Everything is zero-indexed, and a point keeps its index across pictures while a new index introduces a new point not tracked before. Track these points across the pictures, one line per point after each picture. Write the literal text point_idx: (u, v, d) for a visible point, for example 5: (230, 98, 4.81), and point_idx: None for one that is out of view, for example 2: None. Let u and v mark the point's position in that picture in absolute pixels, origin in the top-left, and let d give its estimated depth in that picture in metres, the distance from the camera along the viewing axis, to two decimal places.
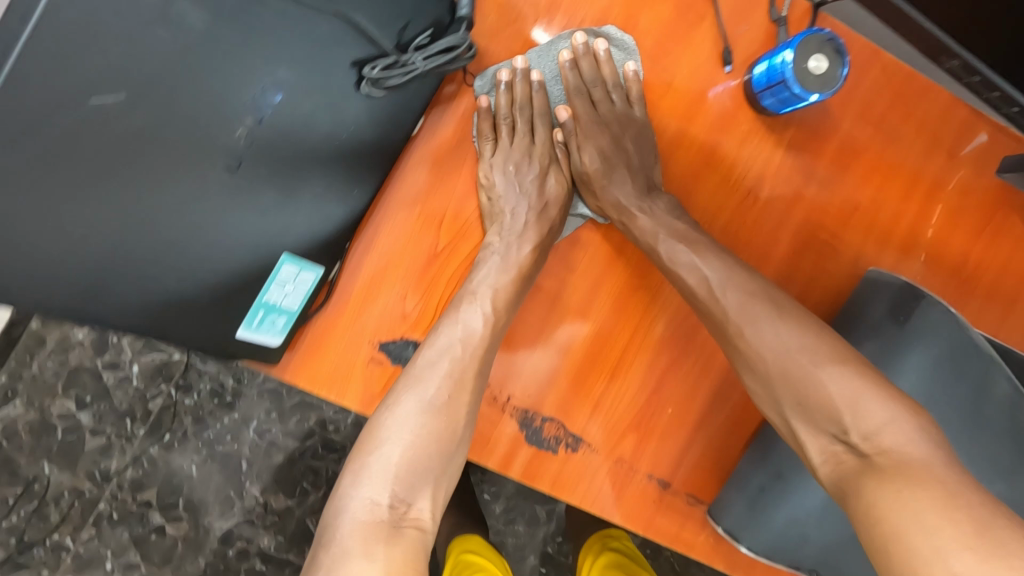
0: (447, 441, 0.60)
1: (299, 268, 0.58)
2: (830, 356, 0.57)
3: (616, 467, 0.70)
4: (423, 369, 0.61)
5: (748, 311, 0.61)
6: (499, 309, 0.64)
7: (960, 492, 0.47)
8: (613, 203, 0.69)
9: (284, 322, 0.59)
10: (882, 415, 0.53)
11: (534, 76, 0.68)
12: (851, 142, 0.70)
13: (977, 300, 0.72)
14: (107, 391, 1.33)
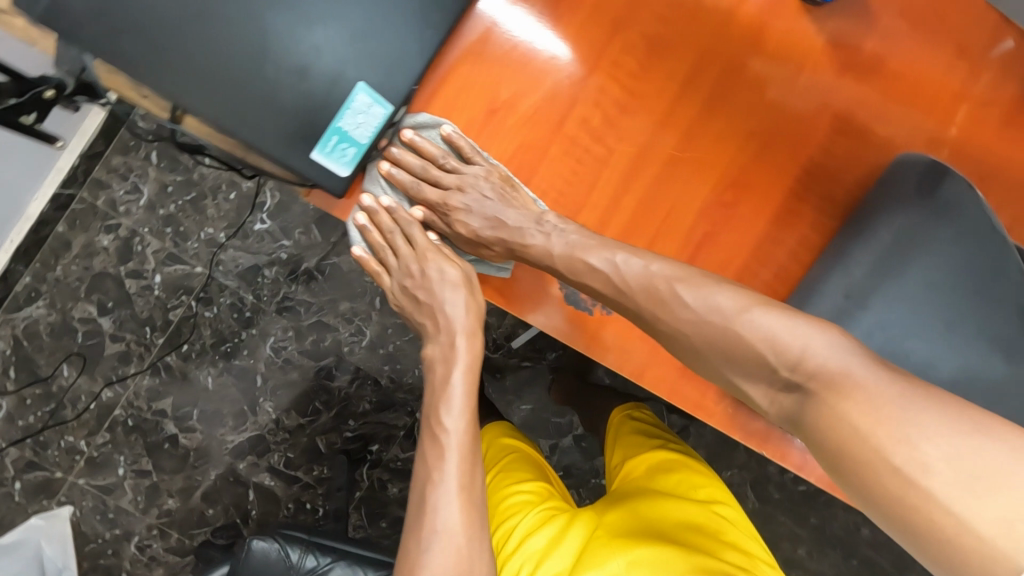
0: (461, 560, 0.64)
1: (372, 101, 0.61)
2: (734, 310, 0.62)
3: (647, 332, 0.75)
4: (416, 515, 0.68)
5: (652, 290, 0.66)
6: (456, 421, 0.71)
7: (878, 386, 0.51)
8: (506, 249, 0.73)
9: (353, 153, 0.63)
10: (796, 345, 0.57)
11: (389, 203, 0.73)
12: (889, 39, 0.74)
13: (994, 197, 0.78)
14: (130, 299, 1.48)
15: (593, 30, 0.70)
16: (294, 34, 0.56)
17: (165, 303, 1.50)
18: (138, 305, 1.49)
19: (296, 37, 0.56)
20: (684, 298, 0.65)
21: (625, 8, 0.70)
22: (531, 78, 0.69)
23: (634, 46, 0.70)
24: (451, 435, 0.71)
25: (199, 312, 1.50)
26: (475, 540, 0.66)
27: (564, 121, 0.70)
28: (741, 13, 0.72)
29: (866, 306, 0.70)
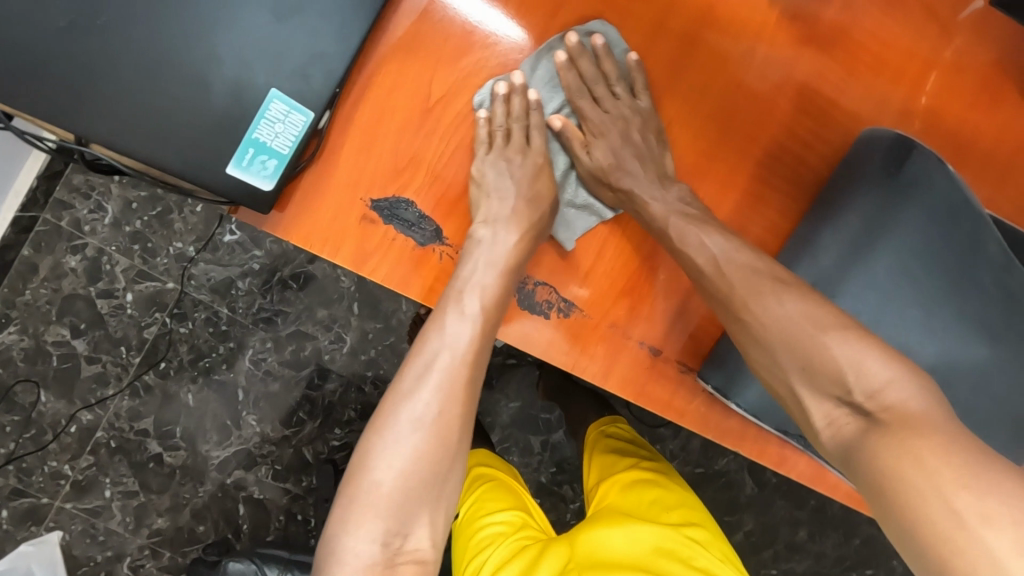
0: (442, 459, 0.65)
1: (290, 108, 0.57)
2: (824, 324, 0.58)
3: (608, 333, 0.70)
4: (414, 385, 0.65)
5: (752, 283, 0.62)
6: (487, 306, 0.65)
7: (957, 438, 0.49)
8: (625, 193, 0.69)
9: (275, 165, 0.58)
10: (883, 374, 0.55)
11: (531, 94, 0.69)
12: (852, 6, 0.70)
13: (972, 167, 0.74)
14: (103, 319, 1.42)
15: (530, 16, 0.65)
16: (194, 45, 0.53)
17: (138, 320, 1.43)
18: (111, 324, 1.42)
19: (201, 51, 0.53)
20: (781, 299, 0.60)
21: None
22: (463, 73, 0.65)
23: None
24: (477, 321, 0.65)
25: (174, 328, 1.44)
26: (460, 445, 0.66)
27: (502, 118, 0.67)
28: None
29: (836, 294, 0.65)
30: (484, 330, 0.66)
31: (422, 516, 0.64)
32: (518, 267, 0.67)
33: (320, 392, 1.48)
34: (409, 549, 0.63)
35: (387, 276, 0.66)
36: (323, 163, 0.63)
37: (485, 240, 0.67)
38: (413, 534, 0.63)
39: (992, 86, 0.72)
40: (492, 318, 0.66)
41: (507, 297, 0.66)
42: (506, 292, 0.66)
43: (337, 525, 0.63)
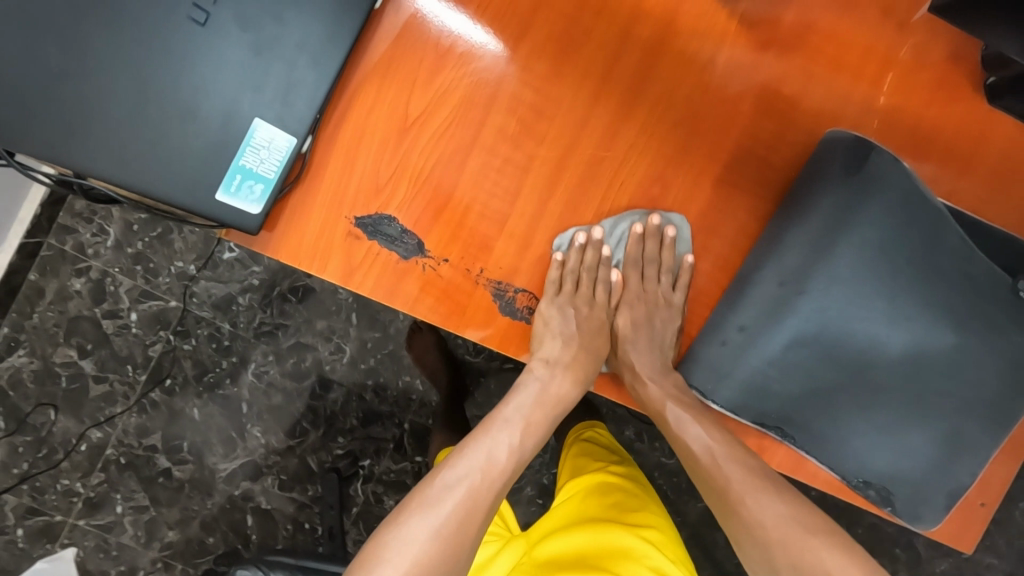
0: (449, 569, 0.65)
1: (273, 135, 0.61)
2: (810, 528, 0.67)
3: None
4: (440, 494, 0.69)
5: (750, 483, 0.70)
6: (521, 440, 0.75)
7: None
8: (631, 367, 0.79)
9: (262, 190, 0.62)
10: (858, 574, 0.63)
11: (603, 248, 0.76)
12: (808, 13, 0.73)
13: (934, 159, 0.76)
14: (109, 338, 1.46)
15: (501, 33, 0.68)
16: (179, 80, 0.57)
17: (143, 339, 1.47)
18: (116, 343, 1.46)
19: (189, 86, 0.58)
20: (766, 504, 0.69)
21: (530, 8, 0.68)
22: (439, 92, 0.67)
23: (543, 47, 0.69)
24: (515, 452, 0.74)
25: (178, 345, 1.48)
26: (471, 554, 0.68)
27: (479, 133, 0.69)
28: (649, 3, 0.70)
29: (805, 290, 0.68)
30: (507, 469, 0.73)
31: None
32: (562, 405, 0.79)
33: (323, 402, 1.51)
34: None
35: (373, 288, 0.69)
36: (309, 183, 0.67)
37: (540, 376, 0.78)
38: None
39: (948, 83, 0.75)
40: (518, 466, 0.75)
41: (539, 431, 0.77)
42: (532, 438, 0.77)
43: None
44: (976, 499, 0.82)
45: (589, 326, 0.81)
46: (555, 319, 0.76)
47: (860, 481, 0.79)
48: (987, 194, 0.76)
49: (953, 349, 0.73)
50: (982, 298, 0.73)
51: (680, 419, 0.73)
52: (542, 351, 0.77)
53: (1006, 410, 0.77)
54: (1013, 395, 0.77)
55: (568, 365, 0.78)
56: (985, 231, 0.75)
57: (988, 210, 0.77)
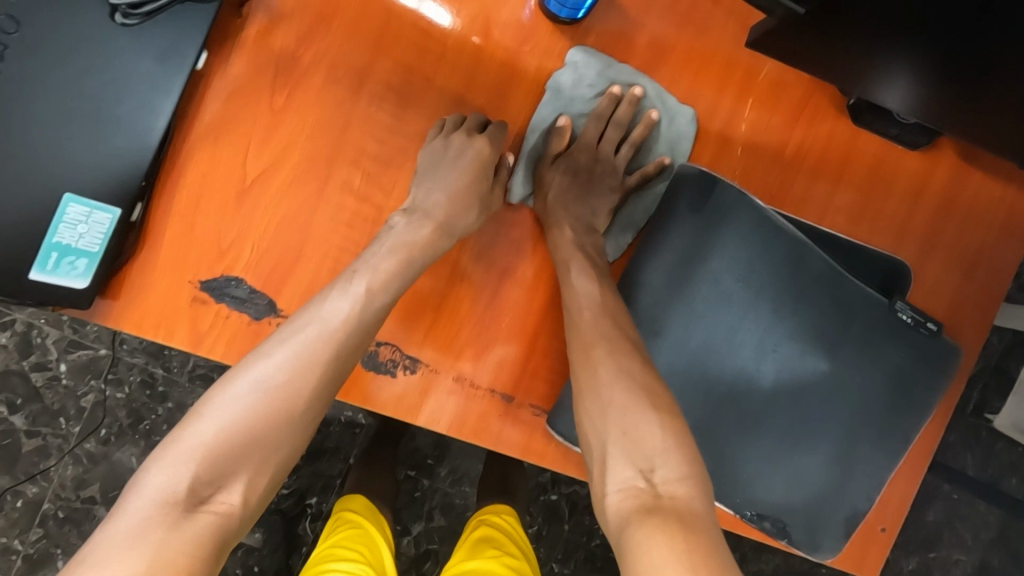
0: (278, 423, 0.55)
1: (90, 208, 0.59)
2: (654, 404, 0.58)
3: (457, 384, 0.72)
4: (274, 347, 0.57)
5: (613, 342, 0.62)
6: (373, 288, 0.61)
7: (717, 552, 0.49)
8: (559, 203, 0.71)
9: (87, 264, 0.60)
10: (678, 472, 0.54)
11: (560, 120, 0.73)
12: (658, 42, 0.72)
13: (803, 178, 0.75)
14: (36, 393, 1.24)
15: (336, 87, 0.67)
16: None
17: (72, 390, 1.24)
18: (45, 397, 1.23)
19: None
20: (613, 367, 0.60)
21: (363, 58, 0.67)
22: (278, 149, 0.66)
23: (383, 96, 0.68)
24: (365, 300, 0.60)
25: (111, 395, 1.25)
26: (309, 412, 0.57)
27: (324, 189, 0.67)
28: (490, 46, 0.69)
29: (658, 331, 0.68)
30: (354, 320, 0.59)
31: (244, 469, 0.53)
32: (418, 264, 0.64)
33: None
34: (216, 501, 0.51)
35: (226, 353, 0.67)
36: (148, 250, 0.65)
37: (399, 227, 0.65)
38: (229, 486, 0.52)
39: (810, 102, 0.74)
40: (369, 312, 0.60)
41: (401, 279, 0.63)
42: (388, 288, 0.62)
43: (146, 461, 0.52)
44: (876, 524, 0.80)
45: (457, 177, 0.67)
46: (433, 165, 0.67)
47: (753, 514, 0.75)
48: (854, 213, 0.75)
49: (828, 375, 0.72)
50: (854, 321, 0.72)
51: (575, 252, 0.68)
52: (410, 200, 0.67)
53: (898, 432, 0.74)
54: (903, 413, 0.74)
55: (438, 228, 0.65)
56: (858, 255, 0.75)
57: (859, 230, 0.76)
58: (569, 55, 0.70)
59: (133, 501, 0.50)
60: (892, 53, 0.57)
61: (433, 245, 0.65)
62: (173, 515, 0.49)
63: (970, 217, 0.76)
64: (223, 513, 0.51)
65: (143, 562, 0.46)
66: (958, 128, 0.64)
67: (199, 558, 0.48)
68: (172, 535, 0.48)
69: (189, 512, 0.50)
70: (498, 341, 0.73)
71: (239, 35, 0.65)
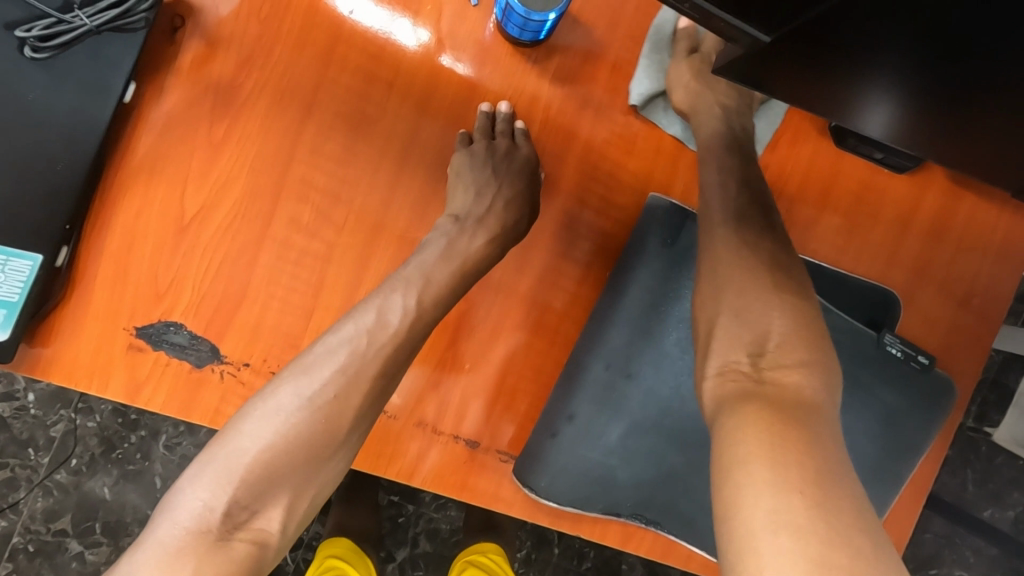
0: (320, 446, 0.51)
1: (7, 256, 0.54)
2: (777, 285, 0.51)
3: (418, 431, 0.67)
4: (318, 361, 0.53)
5: (739, 213, 0.56)
6: (424, 304, 0.57)
7: (825, 447, 0.42)
8: (709, 97, 0.65)
9: (6, 315, 0.55)
10: (798, 358, 0.47)
11: (682, 21, 0.70)
12: (626, 63, 0.67)
13: (785, 204, 0.71)
14: (4, 422, 1.08)
15: (280, 115, 0.62)
16: None
17: (44, 419, 1.10)
18: (15, 426, 1.08)
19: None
20: (731, 242, 0.54)
21: (309, 83, 0.63)
22: (218, 184, 0.62)
23: (331, 124, 0.63)
24: (412, 317, 0.56)
25: (81, 424, 1.10)
26: (354, 435, 0.53)
27: (268, 225, 0.63)
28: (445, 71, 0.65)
29: (630, 374, 0.65)
30: (404, 340, 0.56)
31: (282, 493, 0.49)
32: (474, 270, 0.62)
33: None
34: (252, 527, 0.48)
35: (166, 404, 0.62)
36: (79, 296, 0.61)
37: (448, 232, 0.63)
38: (267, 510, 0.49)
39: (792, 123, 0.70)
40: (420, 321, 0.57)
41: (455, 284, 0.60)
42: (432, 288, 0.59)
43: (183, 476, 0.50)
44: None
45: (506, 181, 0.67)
46: (477, 178, 0.67)
47: None
48: (839, 240, 0.71)
49: None
50: (839, 356, 0.68)
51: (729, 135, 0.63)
52: (456, 207, 0.65)
53: (889, 474, 0.70)
54: (894, 454, 0.70)
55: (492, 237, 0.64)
56: (843, 286, 0.71)
57: (844, 258, 0.71)
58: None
59: (168, 523, 0.47)
60: (885, 76, 0.52)
61: (491, 250, 0.64)
62: (206, 544, 0.46)
63: (962, 242, 0.72)
64: (257, 540, 0.48)
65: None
66: (946, 152, 0.61)
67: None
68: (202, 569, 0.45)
69: (223, 539, 0.47)
70: (462, 383, 0.68)
71: (172, 64, 0.61)
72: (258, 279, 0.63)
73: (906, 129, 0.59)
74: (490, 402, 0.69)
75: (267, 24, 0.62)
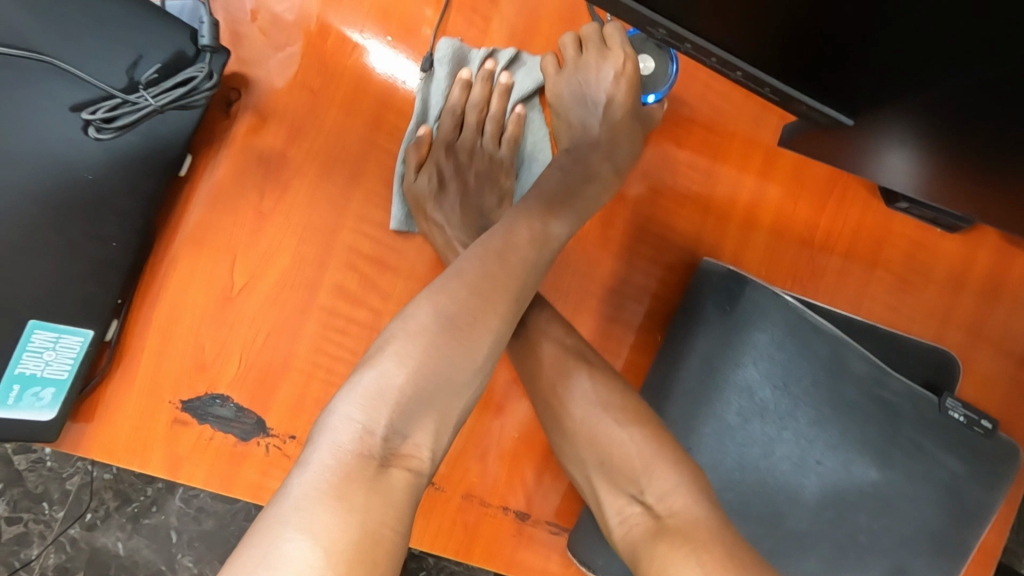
0: (463, 367, 0.48)
1: (57, 333, 0.53)
2: (620, 420, 0.59)
3: (466, 504, 0.65)
4: (449, 275, 0.50)
5: (563, 368, 0.61)
6: (548, 222, 0.56)
7: (736, 553, 0.49)
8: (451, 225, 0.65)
9: (53, 393, 0.54)
10: (673, 480, 0.55)
11: (420, 130, 0.65)
12: (673, 122, 0.68)
13: (836, 264, 0.70)
14: (17, 475, 1.01)
15: (329, 183, 0.62)
16: None
17: (59, 472, 1.02)
18: (28, 479, 1.01)
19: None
20: (572, 394, 0.60)
21: (360, 152, 0.63)
22: (266, 252, 0.61)
23: (382, 193, 0.63)
24: (540, 242, 0.54)
25: (97, 475, 1.02)
26: (495, 353, 0.50)
27: (315, 295, 0.62)
28: None
29: None
30: (533, 259, 0.53)
31: (431, 416, 0.47)
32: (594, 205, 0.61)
33: None
34: (405, 455, 0.45)
35: (209, 480, 0.60)
36: (124, 369, 0.59)
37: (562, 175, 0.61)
38: (417, 437, 0.46)
39: (838, 184, 0.70)
40: (548, 243, 0.55)
41: (571, 215, 0.58)
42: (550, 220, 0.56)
43: (332, 401, 0.46)
44: None
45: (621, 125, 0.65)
46: (580, 95, 0.66)
47: None
48: (889, 298, 0.70)
49: (884, 494, 0.63)
50: (903, 423, 0.64)
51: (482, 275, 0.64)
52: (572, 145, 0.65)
53: (955, 543, 0.64)
54: (960, 520, 0.64)
55: (581, 171, 0.62)
56: (897, 343, 0.68)
57: (895, 316, 0.70)
58: (431, 56, 0.64)
59: (325, 448, 0.44)
60: (907, 123, 0.48)
61: (568, 188, 0.60)
62: (370, 471, 0.43)
63: (1018, 302, 0.71)
64: (411, 470, 0.45)
65: (353, 526, 0.41)
66: (994, 210, 0.58)
67: (398, 525, 0.43)
68: (371, 499, 0.43)
69: (383, 468, 0.44)
70: (510, 452, 0.66)
71: (225, 136, 0.61)
72: (305, 350, 0.62)
73: (955, 203, 0.60)
74: (540, 473, 0.66)
75: (318, 94, 0.62)
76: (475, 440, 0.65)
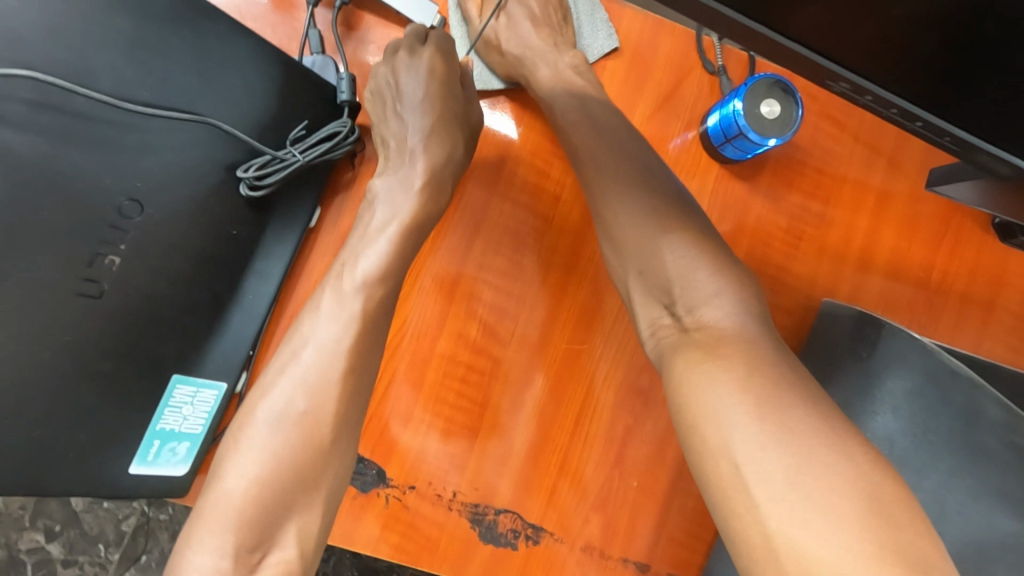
0: (310, 458, 0.48)
1: (197, 386, 0.53)
2: (663, 227, 0.53)
3: (584, 555, 0.63)
4: (275, 376, 0.50)
5: (614, 177, 0.57)
6: (378, 274, 0.54)
7: (765, 366, 0.43)
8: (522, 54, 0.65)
9: (188, 447, 0.53)
10: (709, 288, 0.49)
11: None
12: (787, 163, 0.68)
13: (954, 304, 0.69)
14: (72, 516, 0.91)
15: (452, 233, 0.63)
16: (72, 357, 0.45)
17: (115, 512, 0.93)
18: (85, 521, 0.91)
19: (97, 369, 0.47)
20: (616, 204, 0.56)
21: (480, 204, 0.64)
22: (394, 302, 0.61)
23: (500, 242, 0.64)
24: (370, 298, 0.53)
25: (154, 516, 0.93)
26: (341, 435, 0.50)
27: (436, 345, 0.62)
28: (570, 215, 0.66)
29: None
30: (360, 318, 0.52)
31: (290, 519, 0.47)
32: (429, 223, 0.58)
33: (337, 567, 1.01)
34: (268, 563, 0.46)
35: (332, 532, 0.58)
36: None
37: (391, 183, 0.58)
38: (278, 546, 0.46)
39: (952, 225, 0.69)
40: (377, 316, 0.53)
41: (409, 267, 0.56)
42: (386, 283, 0.54)
43: (181, 544, 0.46)
44: None
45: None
46: None
47: None
48: (1009, 340, 0.69)
49: None
50: None
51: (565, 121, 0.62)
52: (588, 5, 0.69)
53: None
54: None
55: (427, 206, 0.58)
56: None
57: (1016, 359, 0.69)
58: None
59: None
60: None
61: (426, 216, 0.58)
62: None
63: None
64: None
65: None
66: None
67: None
68: None
69: None
70: (629, 500, 0.64)
71: (351, 185, 0.62)
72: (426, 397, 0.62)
73: None
74: (660, 521, 0.65)
75: None
76: (596, 487, 0.64)
